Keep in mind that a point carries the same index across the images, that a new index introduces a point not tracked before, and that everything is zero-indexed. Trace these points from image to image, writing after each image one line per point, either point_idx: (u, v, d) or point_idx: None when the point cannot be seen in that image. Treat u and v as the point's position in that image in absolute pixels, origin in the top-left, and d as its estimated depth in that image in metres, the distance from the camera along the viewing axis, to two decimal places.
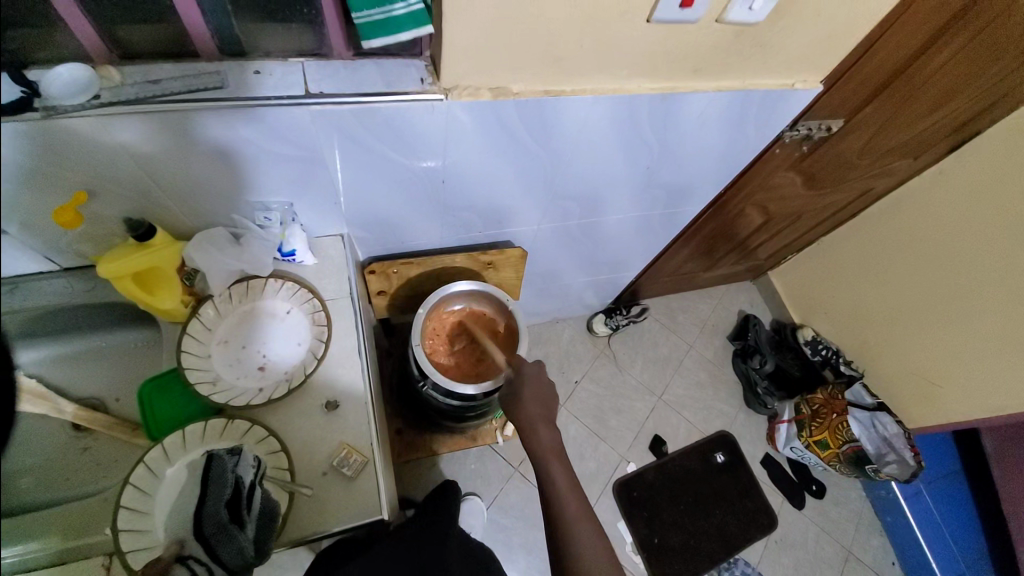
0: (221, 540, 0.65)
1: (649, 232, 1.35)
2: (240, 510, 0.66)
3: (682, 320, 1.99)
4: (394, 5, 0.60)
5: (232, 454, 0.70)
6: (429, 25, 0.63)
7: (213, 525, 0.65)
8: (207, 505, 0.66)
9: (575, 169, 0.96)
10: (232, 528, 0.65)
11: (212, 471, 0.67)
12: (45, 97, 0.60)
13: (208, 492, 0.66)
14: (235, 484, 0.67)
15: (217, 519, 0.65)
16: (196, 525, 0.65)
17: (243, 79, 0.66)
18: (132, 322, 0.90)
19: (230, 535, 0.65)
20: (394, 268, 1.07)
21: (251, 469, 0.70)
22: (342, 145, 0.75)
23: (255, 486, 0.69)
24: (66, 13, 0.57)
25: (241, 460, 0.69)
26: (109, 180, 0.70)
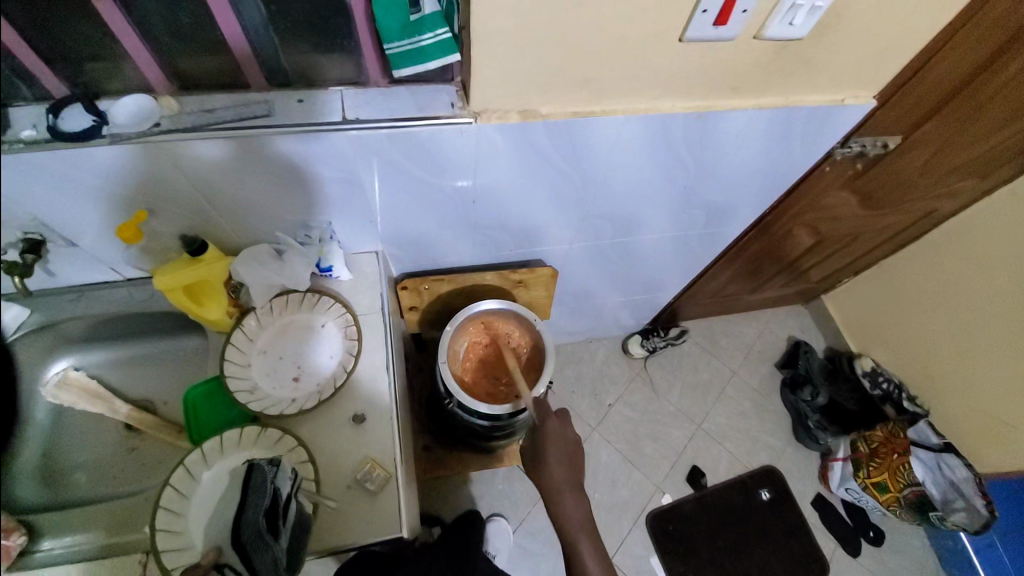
0: (257, 549, 0.65)
1: (688, 252, 1.30)
2: (277, 520, 0.67)
3: (725, 344, 1.90)
4: (423, 35, 0.62)
5: (273, 464, 0.71)
6: (457, 54, 0.65)
7: (251, 533, 0.66)
8: (245, 513, 0.67)
9: (606, 188, 0.95)
10: (268, 538, 0.65)
11: (254, 478, 0.69)
12: (112, 125, 0.65)
13: (248, 500, 0.67)
14: (273, 494, 0.68)
15: (255, 527, 0.66)
16: (233, 536, 0.67)
17: (288, 107, 0.70)
18: (185, 331, 0.96)
19: (266, 545, 0.65)
20: (425, 285, 1.09)
21: (288, 482, 0.71)
22: (380, 168, 0.78)
23: (290, 498, 0.70)
24: (133, 51, 0.63)
25: (279, 472, 0.71)
26: (166, 199, 0.76)
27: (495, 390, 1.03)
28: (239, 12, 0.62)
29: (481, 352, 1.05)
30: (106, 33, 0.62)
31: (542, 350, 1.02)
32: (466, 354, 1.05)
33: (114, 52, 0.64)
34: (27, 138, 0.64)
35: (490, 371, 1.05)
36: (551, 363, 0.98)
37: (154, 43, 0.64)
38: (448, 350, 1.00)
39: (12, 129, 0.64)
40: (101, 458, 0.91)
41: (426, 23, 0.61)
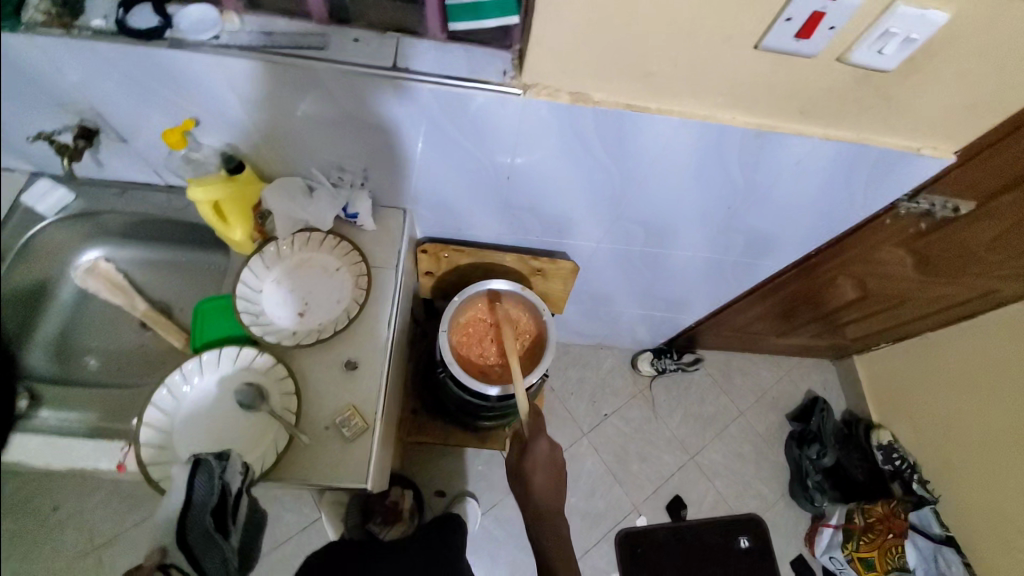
0: (206, 550, 0.68)
1: (719, 279, 1.25)
2: (226, 520, 0.70)
3: (739, 383, 1.82)
4: None
5: (220, 459, 0.71)
6: (515, 16, 0.67)
7: (198, 535, 0.68)
8: (190, 515, 0.68)
9: (646, 193, 0.91)
10: (218, 537, 0.69)
11: (201, 473, 0.70)
12: (175, 30, 0.67)
13: (193, 504, 0.68)
14: (222, 490, 0.70)
15: (202, 527, 0.68)
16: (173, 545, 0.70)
17: (342, 44, 0.69)
18: (211, 246, 1.00)
19: (215, 544, 0.69)
20: (445, 253, 1.08)
21: (238, 476, 0.72)
22: (421, 125, 0.77)
23: (240, 493, 0.72)
24: None
25: (229, 466, 0.71)
26: (212, 113, 0.77)
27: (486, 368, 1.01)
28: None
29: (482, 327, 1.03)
30: None
31: (543, 344, 1.00)
32: (464, 326, 1.02)
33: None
34: (96, 27, 0.66)
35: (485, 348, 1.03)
36: (547, 360, 0.96)
37: None
38: (450, 319, 0.98)
39: (84, 17, 0.67)
40: (114, 349, 0.96)
41: None
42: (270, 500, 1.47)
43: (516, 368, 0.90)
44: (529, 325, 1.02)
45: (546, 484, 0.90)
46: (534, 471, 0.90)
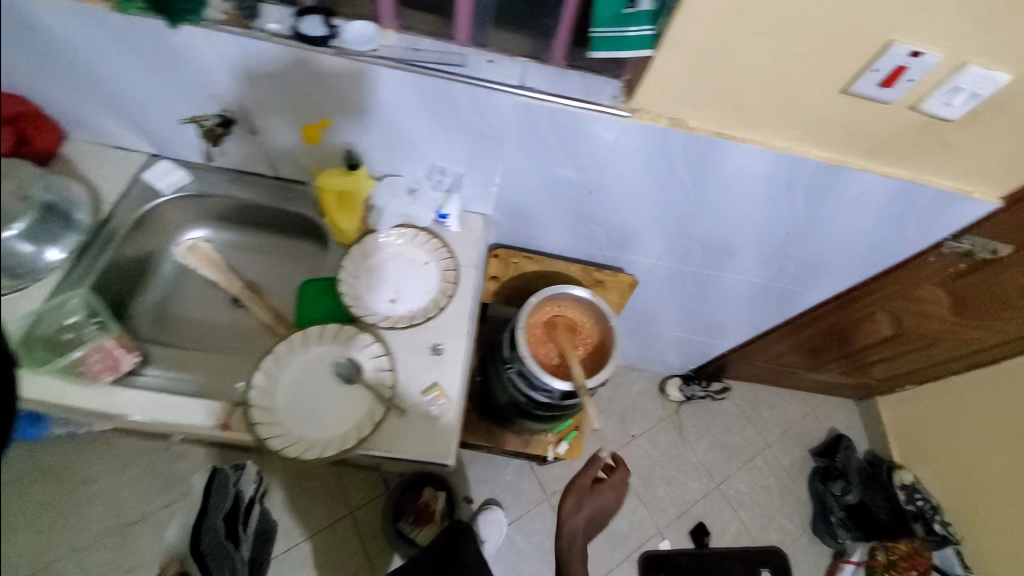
0: (220, 560, 0.89)
1: (762, 306, 1.33)
2: (234, 527, 0.96)
3: (765, 416, 1.87)
4: (629, 27, 0.70)
5: (236, 471, 1.02)
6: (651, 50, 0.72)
7: (211, 544, 0.89)
8: (206, 520, 0.91)
9: (715, 216, 0.99)
10: (229, 549, 0.92)
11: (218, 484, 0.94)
12: (340, 38, 0.77)
13: (210, 512, 0.92)
14: (234, 494, 0.98)
15: (216, 535, 0.90)
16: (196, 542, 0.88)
17: (478, 63, 0.79)
18: (305, 235, 1.08)
19: (228, 554, 0.92)
20: (514, 259, 1.16)
21: (250, 486, 1.04)
22: (528, 138, 0.86)
23: (250, 499, 1.03)
24: None
25: (240, 479, 1.02)
26: (345, 113, 0.87)
27: (555, 366, 1.01)
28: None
29: (552, 328, 1.02)
30: None
31: (608, 351, 1.02)
32: (534, 326, 1.03)
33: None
34: (272, 30, 0.77)
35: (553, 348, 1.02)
36: (612, 364, 0.97)
37: None
38: (524, 316, 1.00)
39: (261, 19, 0.77)
40: (205, 321, 1.03)
41: (634, 18, 0.70)
42: (299, 494, 1.47)
43: (577, 372, 0.94)
44: (595, 330, 1.04)
45: (579, 523, 1.05)
46: (578, 495, 1.07)
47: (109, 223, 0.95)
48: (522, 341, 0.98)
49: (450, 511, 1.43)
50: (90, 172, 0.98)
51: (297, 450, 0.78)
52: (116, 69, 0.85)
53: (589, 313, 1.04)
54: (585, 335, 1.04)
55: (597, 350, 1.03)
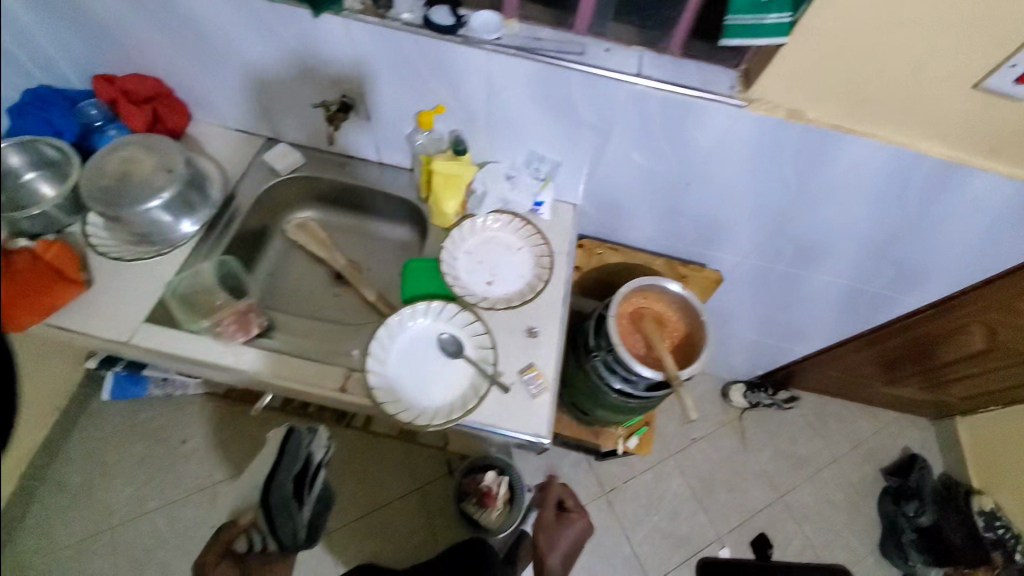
0: (283, 518, 0.88)
1: (847, 310, 1.29)
2: (303, 488, 0.91)
3: (833, 429, 1.80)
4: (768, 14, 0.70)
5: (308, 431, 0.93)
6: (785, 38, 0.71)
7: (278, 499, 0.88)
8: (277, 477, 0.89)
9: (815, 212, 0.98)
10: (292, 510, 0.89)
11: (290, 446, 0.90)
12: (467, 28, 0.82)
13: (283, 471, 0.89)
14: (305, 458, 0.91)
15: (284, 492, 0.88)
16: (265, 494, 0.88)
17: (597, 51, 0.82)
18: (405, 218, 1.15)
19: (290, 515, 0.89)
20: (599, 250, 1.18)
21: (321, 449, 0.94)
22: (636, 127, 0.88)
23: (320, 463, 0.94)
24: None
25: (314, 439, 0.93)
26: (458, 100, 0.92)
27: (644, 354, 1.02)
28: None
29: (639, 318, 1.03)
30: None
31: (698, 341, 1.01)
32: (621, 316, 1.04)
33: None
34: (405, 20, 0.82)
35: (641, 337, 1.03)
36: (704, 357, 0.96)
37: None
38: (613, 307, 1.01)
39: (394, 10, 0.83)
40: (309, 293, 1.10)
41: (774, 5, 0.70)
42: (370, 468, 1.54)
43: (669, 361, 0.94)
44: (683, 319, 1.04)
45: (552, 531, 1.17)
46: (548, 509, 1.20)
47: (231, 203, 1.03)
48: (612, 330, 0.99)
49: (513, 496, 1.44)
50: (218, 152, 1.08)
51: (410, 416, 0.84)
52: (257, 57, 0.94)
53: (678, 302, 1.04)
54: (672, 323, 1.04)
55: (686, 338, 1.03)
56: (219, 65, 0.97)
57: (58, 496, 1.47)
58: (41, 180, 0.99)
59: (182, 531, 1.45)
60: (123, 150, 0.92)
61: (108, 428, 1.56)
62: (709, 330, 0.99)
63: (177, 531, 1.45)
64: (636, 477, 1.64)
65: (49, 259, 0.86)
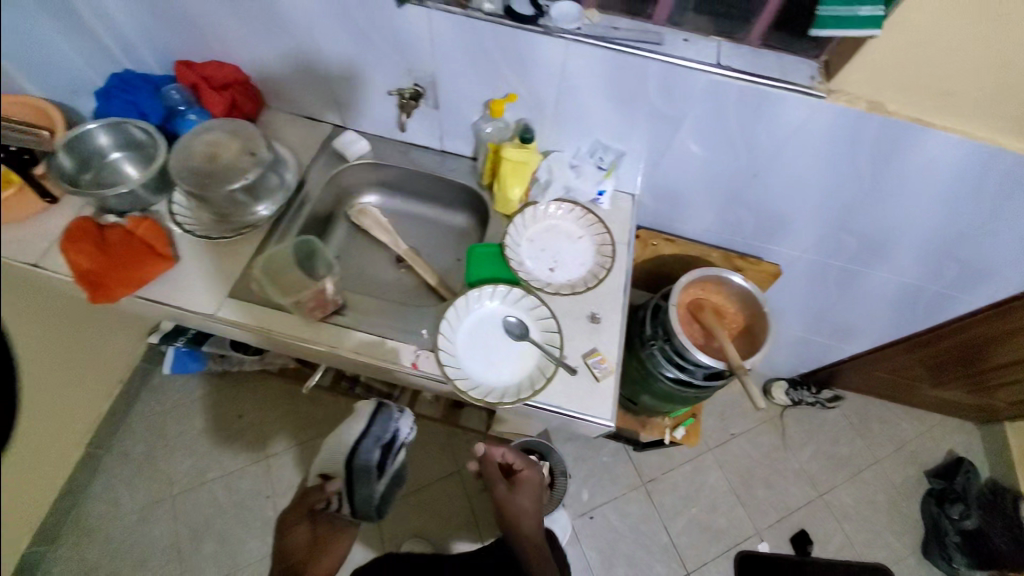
0: (361, 483, 0.95)
1: (903, 308, 1.27)
2: (383, 462, 0.95)
3: (876, 430, 1.78)
4: (862, 7, 0.69)
5: (398, 410, 0.99)
6: (877, 31, 0.69)
7: (361, 465, 0.95)
8: (362, 445, 0.95)
9: (882, 207, 0.97)
10: (370, 478, 0.95)
11: (380, 418, 0.97)
12: (547, 17, 0.84)
13: (368, 440, 0.95)
14: (391, 435, 0.96)
15: (368, 461, 0.95)
16: (351, 457, 0.95)
17: (675, 42, 0.83)
18: (464, 205, 1.18)
19: (368, 482, 0.95)
20: (654, 241, 1.19)
21: (406, 430, 0.98)
22: (708, 118, 0.89)
23: (403, 445, 0.97)
24: None
25: (403, 419, 0.98)
26: (530, 90, 0.94)
27: (703, 343, 1.03)
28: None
29: (699, 307, 1.04)
30: None
31: (757, 332, 1.02)
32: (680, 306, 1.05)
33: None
34: (486, 10, 0.84)
35: (699, 327, 1.05)
36: (766, 348, 0.97)
37: None
38: (674, 295, 1.03)
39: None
40: (372, 275, 1.15)
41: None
42: (415, 450, 1.58)
43: (732, 351, 0.95)
44: (741, 312, 1.05)
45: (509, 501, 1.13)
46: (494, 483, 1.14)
47: (301, 189, 1.06)
48: (673, 318, 1.01)
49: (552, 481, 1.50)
50: (290, 138, 1.13)
51: (481, 393, 0.87)
52: (336, 47, 0.97)
53: (737, 295, 1.05)
54: (730, 315, 1.06)
55: (745, 330, 1.04)
56: (297, 54, 1.01)
57: (123, 463, 1.56)
58: (125, 161, 1.05)
59: (239, 499, 1.54)
60: (211, 134, 0.97)
61: (169, 402, 1.65)
62: (770, 321, 0.99)
63: (235, 499, 1.54)
64: (675, 469, 1.65)
65: (140, 234, 0.93)
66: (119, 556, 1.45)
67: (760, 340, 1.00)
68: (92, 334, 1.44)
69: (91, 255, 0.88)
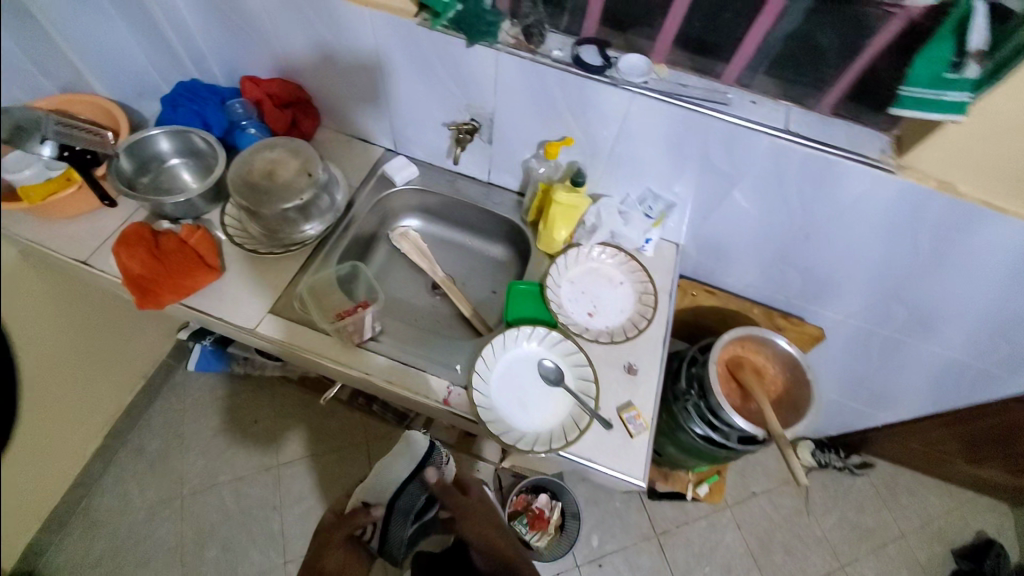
0: (398, 525, 1.03)
1: (948, 383, 1.22)
2: (422, 508, 1.06)
3: (904, 503, 1.70)
4: (948, 92, 0.67)
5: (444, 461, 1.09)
6: (963, 115, 0.67)
7: (404, 504, 1.04)
8: (411, 487, 1.04)
9: (940, 284, 0.94)
10: (407, 520, 1.03)
11: (431, 466, 1.06)
12: (615, 68, 0.84)
13: (416, 483, 1.05)
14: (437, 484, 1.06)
15: (411, 502, 1.04)
16: (397, 496, 1.03)
17: (743, 103, 0.83)
18: (505, 238, 1.18)
19: (405, 525, 1.03)
20: (694, 291, 1.17)
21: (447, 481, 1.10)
22: (768, 179, 0.88)
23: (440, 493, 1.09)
24: (669, 24, 0.81)
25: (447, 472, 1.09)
26: (587, 135, 0.94)
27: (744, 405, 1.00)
28: (780, 20, 0.75)
29: (741, 367, 1.01)
30: (655, 12, 0.81)
31: (800, 397, 0.98)
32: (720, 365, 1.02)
33: (653, 17, 0.81)
34: (555, 57, 0.85)
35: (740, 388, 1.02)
36: (810, 417, 0.94)
37: (686, 27, 0.81)
38: (714, 355, 1.00)
39: (546, 47, 0.86)
40: (409, 300, 1.15)
41: (958, 82, 0.66)
42: None
43: (773, 417, 0.90)
44: (784, 375, 1.01)
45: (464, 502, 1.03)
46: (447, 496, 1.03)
47: (350, 210, 1.07)
48: (712, 378, 0.98)
49: (563, 522, 1.49)
50: (343, 159, 1.15)
51: (512, 438, 0.85)
52: (399, 76, 0.99)
53: (781, 357, 1.01)
54: (773, 377, 1.02)
55: (790, 394, 1.00)
56: (360, 80, 1.03)
57: (137, 458, 1.56)
58: (184, 168, 1.07)
59: (247, 505, 1.53)
60: (269, 152, 0.99)
61: (188, 401, 1.66)
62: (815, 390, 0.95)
63: (243, 506, 1.53)
64: (690, 524, 1.60)
65: (192, 244, 0.94)
66: (123, 551, 1.44)
67: (805, 407, 0.96)
68: (105, 340, 1.43)
69: (144, 260, 0.90)
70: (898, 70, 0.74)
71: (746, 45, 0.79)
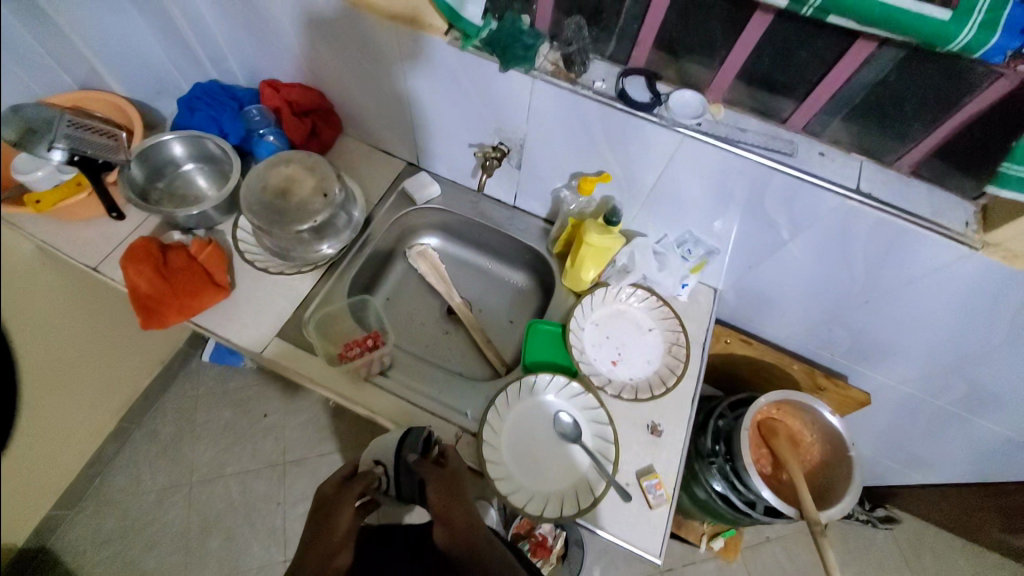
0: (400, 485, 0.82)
1: (1001, 459, 1.11)
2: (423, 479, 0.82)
3: (929, 564, 1.59)
4: None
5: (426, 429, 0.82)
6: None
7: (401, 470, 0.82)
8: (400, 452, 0.81)
9: (1012, 365, 0.84)
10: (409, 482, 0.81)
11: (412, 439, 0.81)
12: (666, 105, 0.76)
13: (404, 454, 0.81)
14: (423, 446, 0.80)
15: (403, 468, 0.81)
16: (395, 458, 0.82)
17: (808, 154, 0.74)
18: (528, 266, 1.11)
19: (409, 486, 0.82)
20: (728, 338, 1.08)
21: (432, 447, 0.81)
22: (827, 238, 0.78)
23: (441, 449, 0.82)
24: (731, 60, 0.72)
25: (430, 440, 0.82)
26: (626, 171, 0.86)
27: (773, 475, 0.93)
28: (863, 68, 0.66)
29: (777, 434, 0.93)
30: (717, 44, 0.71)
31: (838, 476, 0.89)
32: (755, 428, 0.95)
33: (714, 49, 0.72)
34: (597, 88, 0.77)
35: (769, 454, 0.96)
36: (848, 502, 0.85)
37: (752, 63, 0.71)
38: (749, 417, 0.92)
39: (589, 75, 0.78)
40: (423, 324, 1.09)
41: None
42: None
43: (810, 502, 0.82)
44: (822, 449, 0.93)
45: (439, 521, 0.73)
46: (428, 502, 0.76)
47: (368, 230, 1.02)
48: (744, 444, 0.90)
49: (567, 552, 1.44)
50: (363, 171, 1.09)
51: (521, 499, 0.80)
52: (426, 91, 0.91)
53: (821, 428, 0.92)
54: (809, 449, 0.94)
55: (825, 470, 0.92)
56: (385, 91, 0.96)
57: (148, 444, 1.56)
58: (200, 174, 1.03)
59: (250, 502, 1.52)
60: (286, 166, 0.93)
61: (200, 391, 1.65)
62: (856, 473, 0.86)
63: (245, 502, 1.52)
64: (699, 564, 1.53)
65: (201, 260, 0.90)
66: (129, 536, 1.46)
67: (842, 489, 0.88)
68: (123, 331, 1.42)
69: (151, 279, 0.87)
70: (1004, 138, 0.63)
71: (820, 92, 0.69)
